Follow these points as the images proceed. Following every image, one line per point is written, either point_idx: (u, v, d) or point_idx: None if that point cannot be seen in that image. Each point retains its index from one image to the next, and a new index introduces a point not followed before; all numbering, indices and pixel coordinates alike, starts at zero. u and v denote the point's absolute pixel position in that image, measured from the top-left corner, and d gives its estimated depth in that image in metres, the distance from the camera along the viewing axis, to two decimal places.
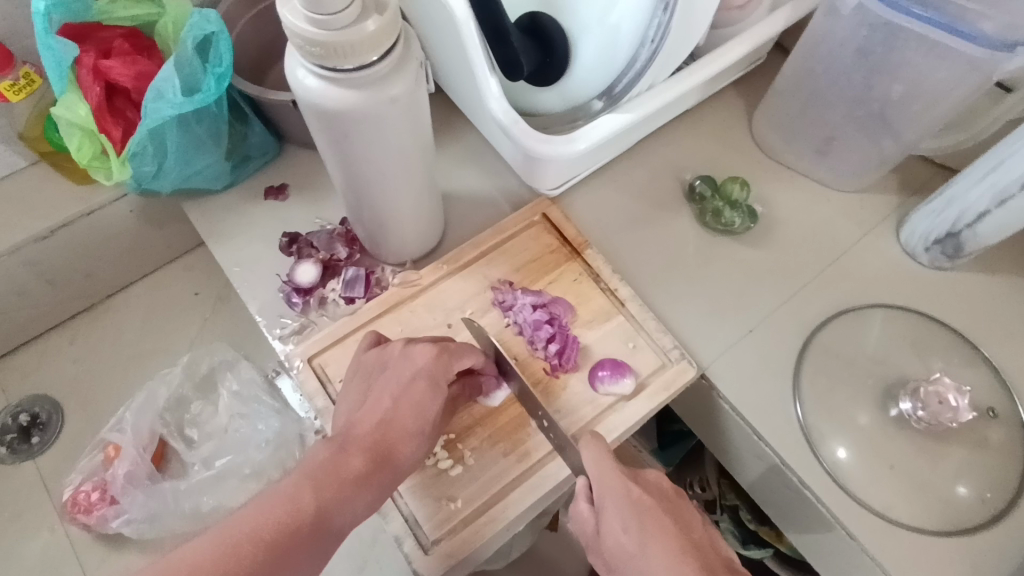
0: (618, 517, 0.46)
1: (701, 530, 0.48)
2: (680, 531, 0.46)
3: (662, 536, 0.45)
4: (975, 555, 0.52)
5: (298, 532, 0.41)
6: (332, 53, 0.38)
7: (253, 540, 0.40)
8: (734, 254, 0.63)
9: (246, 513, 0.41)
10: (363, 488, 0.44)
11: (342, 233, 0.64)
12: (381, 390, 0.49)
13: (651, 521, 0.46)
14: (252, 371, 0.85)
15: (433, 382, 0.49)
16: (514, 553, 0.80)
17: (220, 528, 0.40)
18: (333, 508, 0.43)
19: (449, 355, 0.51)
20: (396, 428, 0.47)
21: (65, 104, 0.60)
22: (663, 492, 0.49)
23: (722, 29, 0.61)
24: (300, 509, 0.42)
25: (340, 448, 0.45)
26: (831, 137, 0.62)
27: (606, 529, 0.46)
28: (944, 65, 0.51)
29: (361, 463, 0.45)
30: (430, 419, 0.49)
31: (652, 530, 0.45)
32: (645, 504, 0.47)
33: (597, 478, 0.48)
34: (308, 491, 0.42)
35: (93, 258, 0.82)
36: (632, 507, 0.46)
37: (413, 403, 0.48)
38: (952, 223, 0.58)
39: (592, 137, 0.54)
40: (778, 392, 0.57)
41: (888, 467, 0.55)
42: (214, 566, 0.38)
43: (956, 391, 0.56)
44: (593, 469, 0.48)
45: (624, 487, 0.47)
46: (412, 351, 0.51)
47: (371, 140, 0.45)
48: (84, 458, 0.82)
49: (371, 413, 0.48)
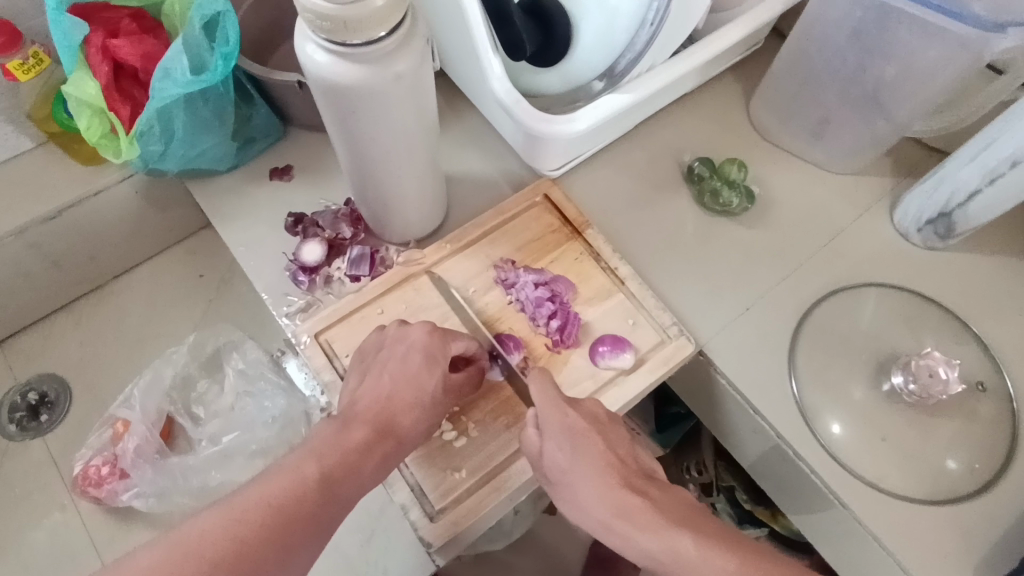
0: (555, 439, 0.48)
1: (628, 447, 0.50)
2: (612, 450, 0.48)
3: (591, 451, 0.47)
4: (966, 523, 0.53)
5: (306, 500, 0.42)
6: (340, 28, 0.39)
7: (261, 509, 0.41)
8: (732, 234, 0.65)
9: (254, 487, 0.42)
10: (365, 458, 0.46)
11: (346, 213, 0.64)
12: (379, 370, 0.51)
13: (584, 440, 0.48)
14: (257, 351, 0.86)
15: (428, 359, 0.51)
16: (515, 532, 0.82)
17: (233, 500, 0.41)
18: (339, 477, 0.44)
19: (442, 335, 0.52)
20: (394, 404, 0.49)
21: (74, 82, 0.60)
22: (599, 417, 0.51)
23: (719, 12, 0.62)
24: (304, 477, 0.43)
25: (343, 425, 0.47)
26: (827, 119, 0.64)
27: (545, 450, 0.49)
28: (935, 46, 0.52)
29: (362, 436, 0.46)
30: (428, 395, 0.50)
31: (584, 449, 0.47)
32: (579, 427, 0.49)
33: (540, 406, 0.50)
34: (312, 463, 0.44)
35: (100, 239, 0.82)
36: (567, 429, 0.48)
37: (409, 377, 0.50)
38: (943, 202, 0.59)
39: (592, 116, 0.55)
40: (774, 368, 0.59)
41: (881, 439, 0.57)
42: (224, 536, 0.39)
43: (946, 363, 0.57)
44: (538, 401, 0.50)
45: (562, 413, 0.49)
46: (404, 332, 0.53)
47: (376, 116, 0.46)
48: (93, 435, 0.83)
49: (371, 391, 0.50)
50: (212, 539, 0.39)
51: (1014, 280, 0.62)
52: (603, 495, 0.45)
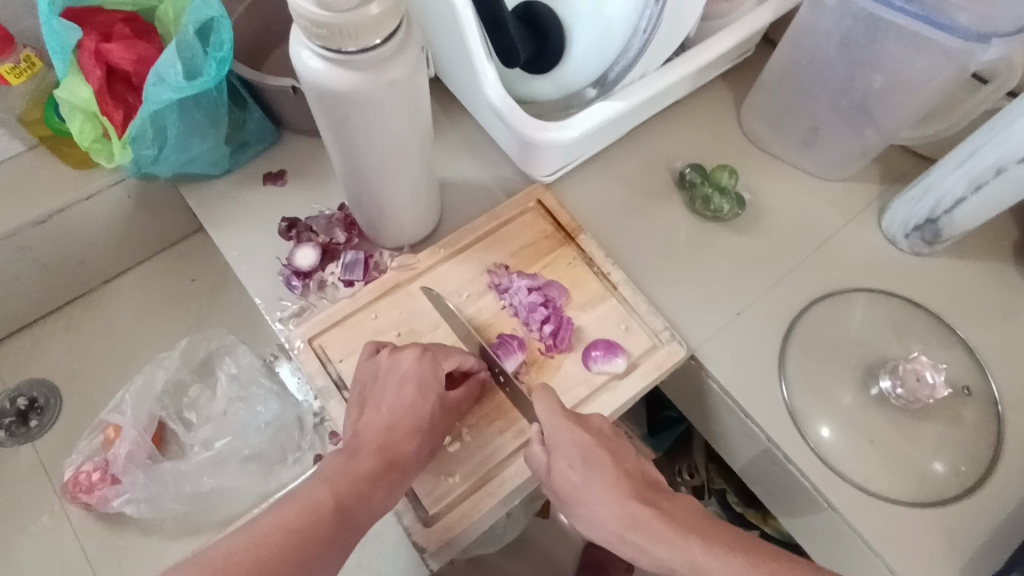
0: (565, 454, 0.49)
1: (633, 460, 0.51)
2: (618, 462, 0.49)
3: (603, 467, 0.48)
4: (952, 527, 0.54)
5: (322, 522, 0.43)
6: (337, 35, 0.39)
7: (282, 531, 0.42)
8: (724, 241, 0.65)
9: (273, 513, 0.43)
10: (374, 486, 0.47)
11: (341, 219, 0.65)
12: (376, 401, 0.51)
13: (594, 458, 0.49)
14: (250, 356, 0.86)
15: (422, 386, 0.51)
16: (508, 536, 0.83)
17: (251, 526, 0.42)
18: (352, 503, 0.45)
19: (433, 357, 0.52)
20: (395, 433, 0.49)
21: (67, 86, 0.60)
22: (604, 433, 0.51)
23: (711, 21, 0.63)
24: (319, 502, 0.44)
25: (350, 455, 0.48)
26: (816, 127, 0.65)
27: (555, 469, 0.49)
28: (921, 56, 0.53)
29: (369, 464, 0.47)
30: (426, 420, 0.51)
31: (595, 464, 0.48)
32: (586, 441, 0.49)
33: (547, 425, 0.50)
34: (326, 489, 0.45)
35: (91, 244, 0.82)
36: (576, 447, 0.49)
37: (406, 407, 0.50)
38: (931, 209, 0.60)
39: (586, 123, 0.56)
40: (766, 373, 0.59)
41: (868, 442, 0.57)
42: (248, 559, 0.40)
43: (932, 368, 0.58)
44: (546, 420, 0.50)
45: (570, 428, 0.50)
46: (396, 360, 0.52)
47: (371, 123, 0.47)
48: (83, 440, 0.82)
49: (371, 422, 0.50)
50: (238, 559, 0.40)
51: (998, 286, 0.64)
52: (618, 510, 0.46)
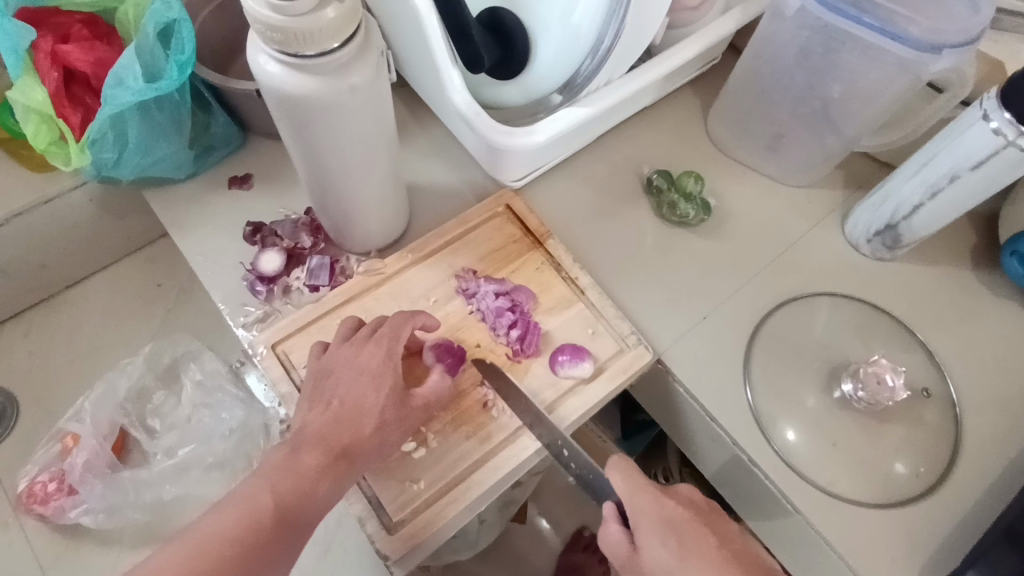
0: (654, 534, 0.48)
1: (738, 542, 0.49)
2: (720, 545, 0.48)
3: (700, 550, 0.47)
4: (912, 527, 0.55)
5: (260, 525, 0.44)
6: (293, 39, 0.39)
7: (220, 539, 0.43)
8: (690, 245, 0.66)
9: (213, 517, 0.45)
10: (320, 481, 0.47)
11: (307, 223, 0.64)
12: (329, 394, 0.50)
13: (687, 536, 0.48)
14: (215, 362, 0.85)
15: (374, 377, 0.50)
16: (481, 542, 0.83)
17: (192, 531, 0.44)
18: (293, 503, 0.46)
19: (388, 341, 0.52)
20: (344, 426, 0.48)
21: (21, 88, 0.59)
22: (697, 505, 0.51)
23: (676, 29, 0.63)
24: (258, 507, 0.45)
25: (293, 449, 0.47)
26: (780, 134, 0.66)
27: (644, 546, 0.48)
28: (876, 66, 0.54)
29: (315, 460, 0.47)
30: (378, 411, 0.49)
31: (690, 545, 0.47)
32: (680, 519, 0.49)
33: (629, 500, 0.50)
34: (265, 491, 0.45)
35: (51, 249, 0.80)
36: (666, 522, 0.48)
37: (358, 398, 0.50)
38: (890, 216, 0.62)
39: (552, 129, 0.56)
40: (731, 377, 0.60)
41: (831, 444, 0.58)
42: (183, 568, 0.42)
43: (892, 370, 0.59)
44: (627, 493, 0.50)
45: (658, 505, 0.49)
46: (352, 351, 0.52)
47: (333, 127, 0.46)
48: (40, 450, 0.80)
49: (321, 414, 0.49)
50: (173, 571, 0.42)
51: (956, 290, 0.65)
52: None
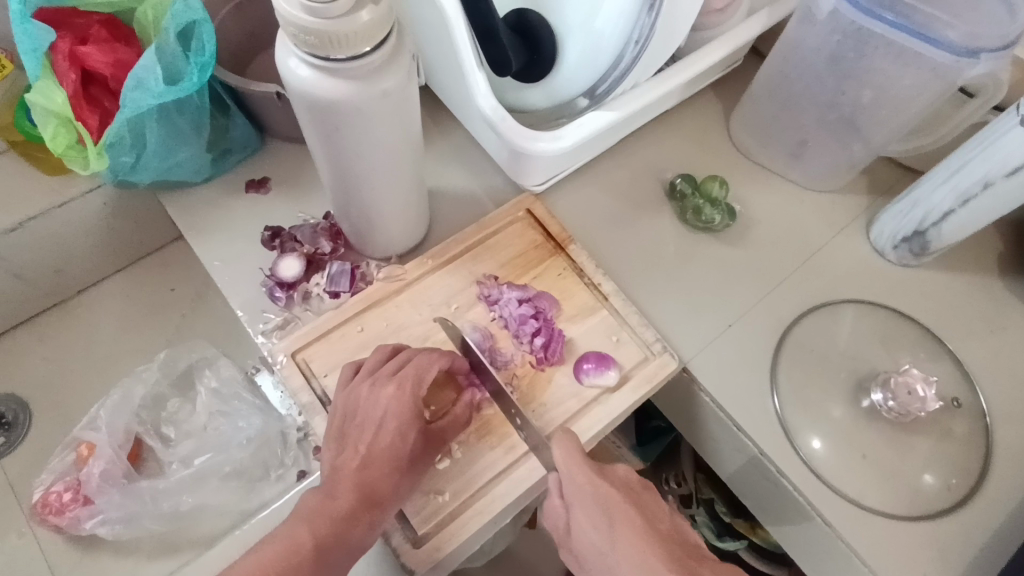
0: (585, 513, 0.48)
1: (669, 521, 0.50)
2: (648, 524, 0.48)
3: (630, 528, 0.47)
4: (943, 541, 0.54)
5: (301, 566, 0.45)
6: (326, 43, 0.38)
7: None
8: (713, 252, 0.65)
9: (250, 558, 0.46)
10: (350, 524, 0.48)
11: (326, 228, 0.63)
12: (355, 440, 0.50)
13: (616, 515, 0.48)
14: (231, 368, 0.84)
15: (402, 424, 0.50)
16: (494, 552, 0.81)
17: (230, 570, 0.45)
18: (329, 544, 0.47)
19: (413, 385, 0.51)
20: (371, 473, 0.49)
21: (41, 91, 0.58)
22: (630, 487, 0.51)
23: (702, 31, 0.62)
24: (298, 545, 0.46)
25: (327, 492, 0.49)
26: (804, 140, 0.65)
27: (577, 529, 0.49)
28: (909, 71, 0.53)
29: (347, 503, 0.48)
30: (405, 457, 0.50)
31: (619, 525, 0.47)
32: (610, 498, 0.49)
33: (565, 472, 0.50)
34: (304, 530, 0.47)
35: (65, 253, 0.79)
36: (599, 502, 0.49)
37: (384, 445, 0.49)
38: (919, 222, 0.61)
39: (578, 134, 0.55)
40: (757, 386, 0.59)
41: (861, 456, 0.57)
42: None
43: (923, 380, 0.58)
44: (563, 466, 0.50)
45: (591, 482, 0.49)
46: (375, 395, 0.50)
47: (359, 132, 0.45)
48: (55, 458, 0.79)
49: (349, 460, 0.50)
50: None
51: (984, 298, 0.64)
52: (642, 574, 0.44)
